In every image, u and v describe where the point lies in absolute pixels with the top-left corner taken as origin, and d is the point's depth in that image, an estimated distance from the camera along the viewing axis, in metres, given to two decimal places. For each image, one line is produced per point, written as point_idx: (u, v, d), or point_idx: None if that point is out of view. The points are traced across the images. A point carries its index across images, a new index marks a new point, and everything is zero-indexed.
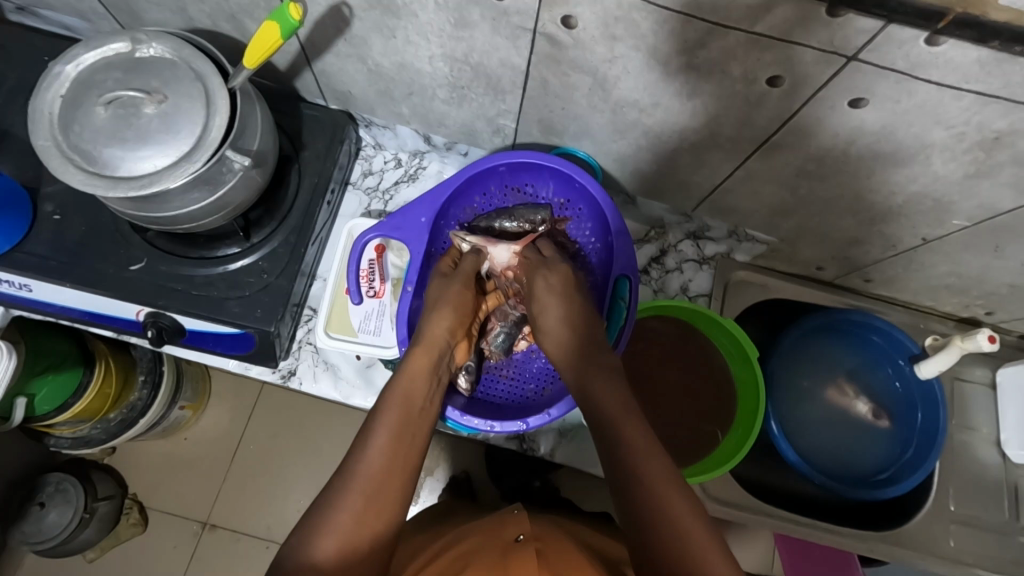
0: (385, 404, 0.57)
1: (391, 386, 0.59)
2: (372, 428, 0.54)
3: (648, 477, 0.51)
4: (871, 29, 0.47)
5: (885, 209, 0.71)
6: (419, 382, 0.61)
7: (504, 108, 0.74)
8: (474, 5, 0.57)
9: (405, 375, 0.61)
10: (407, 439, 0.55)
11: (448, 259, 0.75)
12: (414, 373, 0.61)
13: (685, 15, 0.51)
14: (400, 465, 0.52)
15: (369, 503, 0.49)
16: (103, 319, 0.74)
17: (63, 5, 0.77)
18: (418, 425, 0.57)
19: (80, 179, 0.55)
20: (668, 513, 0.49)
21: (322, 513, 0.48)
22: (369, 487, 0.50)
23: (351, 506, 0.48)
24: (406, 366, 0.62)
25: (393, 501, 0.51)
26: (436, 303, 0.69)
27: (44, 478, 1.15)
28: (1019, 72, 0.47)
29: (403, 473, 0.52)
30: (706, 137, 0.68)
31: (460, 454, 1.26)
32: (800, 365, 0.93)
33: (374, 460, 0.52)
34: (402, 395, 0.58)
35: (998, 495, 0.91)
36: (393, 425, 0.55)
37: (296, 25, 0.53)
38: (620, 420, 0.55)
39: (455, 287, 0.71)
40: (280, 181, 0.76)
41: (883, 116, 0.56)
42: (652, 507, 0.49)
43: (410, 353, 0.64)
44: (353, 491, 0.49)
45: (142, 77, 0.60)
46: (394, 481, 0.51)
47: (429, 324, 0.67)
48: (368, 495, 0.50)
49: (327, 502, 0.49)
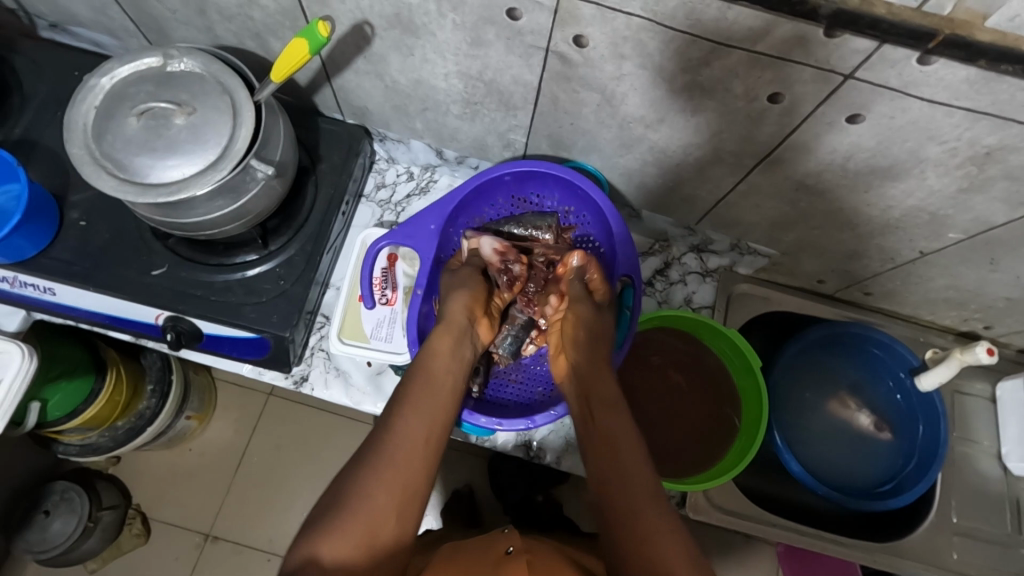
0: (415, 392, 0.60)
1: (421, 376, 0.63)
2: (401, 409, 0.58)
3: (637, 490, 0.54)
4: (866, 49, 0.49)
5: (882, 223, 0.74)
6: (452, 377, 0.64)
7: (515, 123, 0.77)
8: (490, 24, 0.60)
9: (438, 367, 0.64)
10: (433, 427, 0.58)
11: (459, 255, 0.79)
12: (449, 366, 0.65)
13: (690, 35, 0.54)
14: (426, 451, 0.56)
15: (394, 482, 0.52)
16: (123, 323, 0.76)
17: (96, 24, 0.81)
18: (445, 414, 0.60)
19: (111, 184, 0.58)
20: (650, 522, 0.51)
21: (347, 488, 0.51)
22: (397, 466, 0.53)
23: (379, 482, 0.52)
24: (439, 357, 0.65)
25: (415, 487, 0.53)
26: (464, 289, 0.73)
27: (49, 487, 1.16)
28: (1006, 90, 0.49)
29: (428, 457, 0.55)
30: (710, 153, 0.71)
31: (463, 468, 1.27)
32: (802, 377, 0.95)
33: (403, 441, 0.55)
34: (431, 385, 0.62)
35: (1000, 508, 0.92)
36: (419, 411, 0.58)
37: (324, 41, 0.57)
38: (613, 439, 0.58)
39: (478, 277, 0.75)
40: (297, 191, 0.79)
41: (879, 132, 0.58)
42: (633, 517, 0.52)
43: (444, 345, 0.67)
44: (381, 468, 0.52)
45: (173, 91, 0.63)
46: (419, 466, 0.54)
47: (454, 305, 0.71)
48: (395, 473, 0.53)
49: (356, 475, 0.52)
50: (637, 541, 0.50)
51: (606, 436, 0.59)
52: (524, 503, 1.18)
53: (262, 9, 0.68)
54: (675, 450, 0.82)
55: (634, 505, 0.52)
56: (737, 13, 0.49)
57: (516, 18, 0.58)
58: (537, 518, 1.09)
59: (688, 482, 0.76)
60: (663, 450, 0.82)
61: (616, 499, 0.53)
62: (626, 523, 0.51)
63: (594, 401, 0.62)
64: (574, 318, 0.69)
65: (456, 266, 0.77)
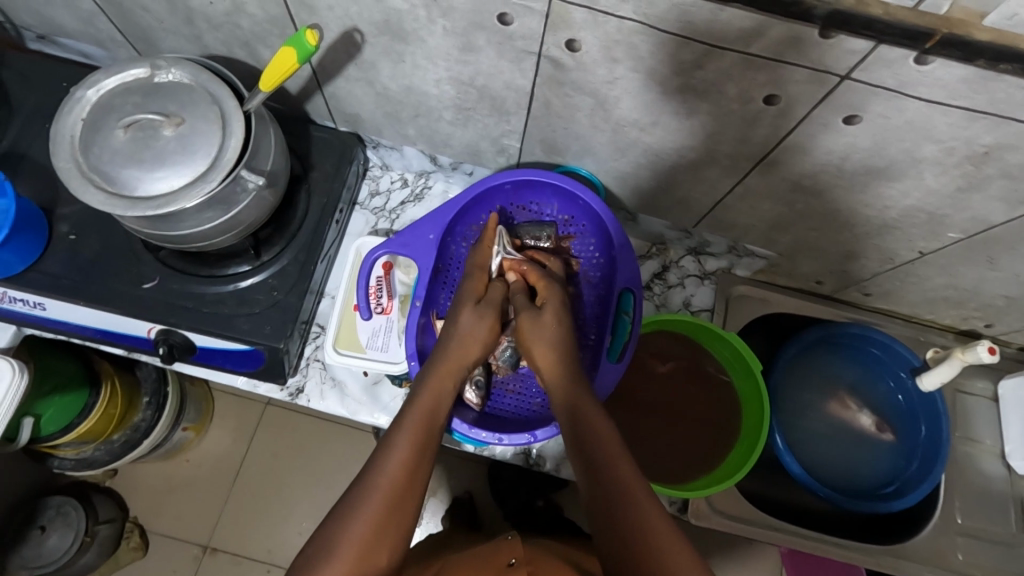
0: (405, 418, 0.58)
1: (410, 400, 0.61)
2: (392, 439, 0.56)
3: (634, 505, 0.52)
4: (861, 50, 0.49)
5: (880, 224, 0.73)
6: (441, 398, 0.62)
7: (508, 128, 0.76)
8: (480, 30, 0.59)
9: (426, 389, 0.62)
10: (425, 454, 0.56)
11: (480, 282, 0.73)
12: (439, 386, 0.63)
13: (683, 38, 0.53)
14: (417, 478, 0.54)
15: (386, 518, 0.51)
16: (115, 337, 0.75)
17: (83, 34, 0.80)
18: (435, 436, 0.58)
19: (98, 199, 0.57)
20: (656, 541, 0.50)
21: (337, 527, 0.50)
22: (388, 500, 0.51)
23: (369, 521, 0.50)
24: (427, 379, 0.63)
25: (404, 518, 0.52)
26: (459, 330, 0.68)
27: (45, 502, 1.14)
28: (1003, 89, 0.49)
29: (418, 485, 0.54)
30: (706, 155, 0.70)
31: (461, 476, 1.26)
32: (801, 378, 0.94)
33: (393, 472, 0.53)
34: (419, 408, 0.59)
35: (1005, 507, 0.91)
36: (413, 438, 0.56)
37: (312, 50, 0.56)
38: (611, 446, 0.56)
39: (485, 314, 0.70)
40: (290, 201, 0.78)
41: (875, 132, 0.58)
42: (637, 531, 0.51)
43: (432, 368, 0.64)
44: (371, 503, 0.51)
45: (161, 101, 0.62)
46: (409, 498, 0.53)
47: (456, 346, 0.67)
48: (386, 508, 0.51)
49: (344, 514, 0.51)
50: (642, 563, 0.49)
51: (609, 453, 0.56)
52: (524, 509, 1.17)
53: (250, 17, 0.67)
54: (676, 459, 0.81)
55: (638, 521, 0.51)
56: (729, 15, 0.49)
57: (507, 23, 0.57)
58: (539, 522, 1.08)
59: (683, 490, 0.75)
60: (666, 458, 0.81)
61: (617, 517, 0.52)
62: (628, 547, 0.50)
63: (589, 409, 0.60)
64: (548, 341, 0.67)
65: (460, 302, 0.71)
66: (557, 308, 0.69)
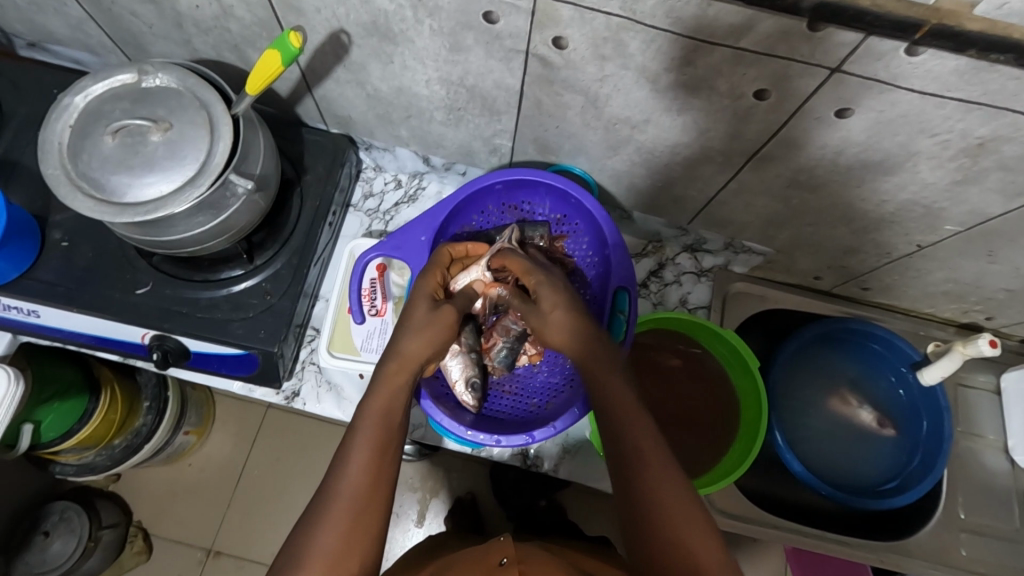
0: (362, 418, 0.55)
1: (365, 398, 0.57)
2: (350, 445, 0.53)
3: (646, 470, 0.53)
4: (852, 42, 0.48)
5: (877, 218, 0.72)
6: (398, 393, 0.58)
7: (500, 127, 0.76)
8: (467, 29, 0.59)
9: (378, 388, 0.58)
10: (388, 452, 0.54)
11: (437, 277, 0.69)
12: (391, 385, 0.58)
13: (672, 34, 0.53)
14: (382, 479, 0.52)
15: (355, 525, 0.49)
16: (111, 343, 0.75)
17: (73, 41, 0.80)
18: (396, 435, 0.55)
19: (87, 205, 0.57)
20: (663, 505, 0.51)
21: (306, 539, 0.49)
22: (354, 506, 0.50)
23: (335, 531, 0.49)
24: (377, 379, 0.59)
25: (372, 522, 0.50)
26: (413, 322, 0.63)
27: (48, 507, 1.14)
28: (996, 80, 0.48)
29: (385, 484, 0.52)
30: (699, 152, 0.70)
31: (463, 477, 1.26)
32: (801, 375, 0.93)
33: (353, 480, 0.51)
34: (376, 407, 0.56)
35: (1009, 502, 0.91)
36: (372, 439, 0.54)
37: (297, 52, 0.55)
38: (619, 409, 0.56)
39: (440, 310, 0.64)
40: (282, 206, 0.78)
41: (869, 125, 0.57)
42: (647, 500, 0.51)
43: (381, 368, 0.60)
44: (335, 513, 0.50)
45: (149, 107, 0.62)
46: (380, 501, 0.51)
47: (409, 339, 0.61)
48: (352, 514, 0.50)
49: (311, 526, 0.49)
50: (658, 527, 0.51)
51: (617, 421, 0.56)
52: (527, 510, 1.16)
53: (238, 20, 0.67)
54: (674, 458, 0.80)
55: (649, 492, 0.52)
56: (717, 10, 0.48)
57: (494, 21, 0.57)
58: (541, 522, 1.08)
59: None
60: None
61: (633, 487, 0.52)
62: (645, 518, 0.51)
63: (595, 376, 0.59)
64: (558, 322, 0.64)
65: (415, 298, 0.66)
66: (552, 298, 0.65)
